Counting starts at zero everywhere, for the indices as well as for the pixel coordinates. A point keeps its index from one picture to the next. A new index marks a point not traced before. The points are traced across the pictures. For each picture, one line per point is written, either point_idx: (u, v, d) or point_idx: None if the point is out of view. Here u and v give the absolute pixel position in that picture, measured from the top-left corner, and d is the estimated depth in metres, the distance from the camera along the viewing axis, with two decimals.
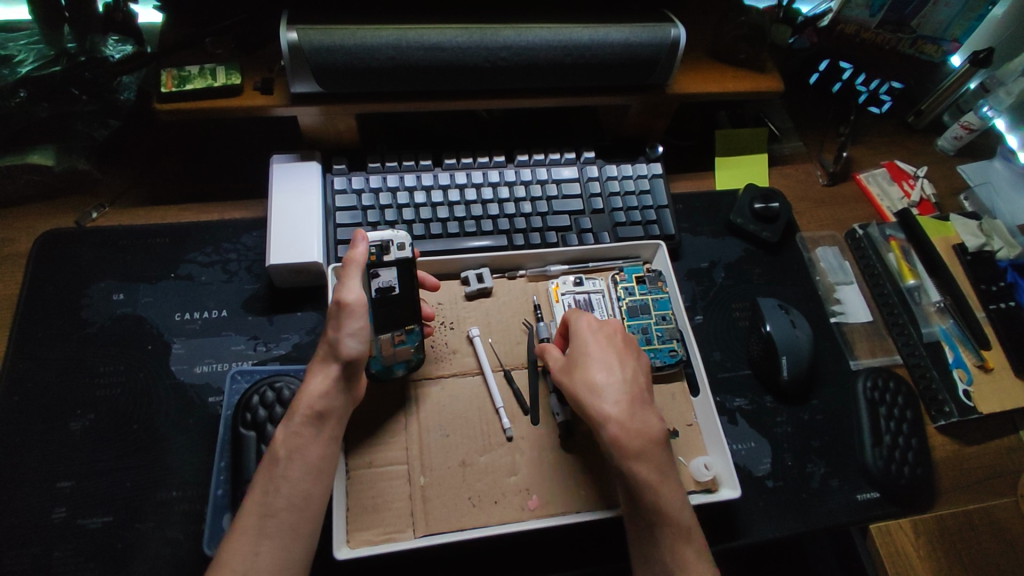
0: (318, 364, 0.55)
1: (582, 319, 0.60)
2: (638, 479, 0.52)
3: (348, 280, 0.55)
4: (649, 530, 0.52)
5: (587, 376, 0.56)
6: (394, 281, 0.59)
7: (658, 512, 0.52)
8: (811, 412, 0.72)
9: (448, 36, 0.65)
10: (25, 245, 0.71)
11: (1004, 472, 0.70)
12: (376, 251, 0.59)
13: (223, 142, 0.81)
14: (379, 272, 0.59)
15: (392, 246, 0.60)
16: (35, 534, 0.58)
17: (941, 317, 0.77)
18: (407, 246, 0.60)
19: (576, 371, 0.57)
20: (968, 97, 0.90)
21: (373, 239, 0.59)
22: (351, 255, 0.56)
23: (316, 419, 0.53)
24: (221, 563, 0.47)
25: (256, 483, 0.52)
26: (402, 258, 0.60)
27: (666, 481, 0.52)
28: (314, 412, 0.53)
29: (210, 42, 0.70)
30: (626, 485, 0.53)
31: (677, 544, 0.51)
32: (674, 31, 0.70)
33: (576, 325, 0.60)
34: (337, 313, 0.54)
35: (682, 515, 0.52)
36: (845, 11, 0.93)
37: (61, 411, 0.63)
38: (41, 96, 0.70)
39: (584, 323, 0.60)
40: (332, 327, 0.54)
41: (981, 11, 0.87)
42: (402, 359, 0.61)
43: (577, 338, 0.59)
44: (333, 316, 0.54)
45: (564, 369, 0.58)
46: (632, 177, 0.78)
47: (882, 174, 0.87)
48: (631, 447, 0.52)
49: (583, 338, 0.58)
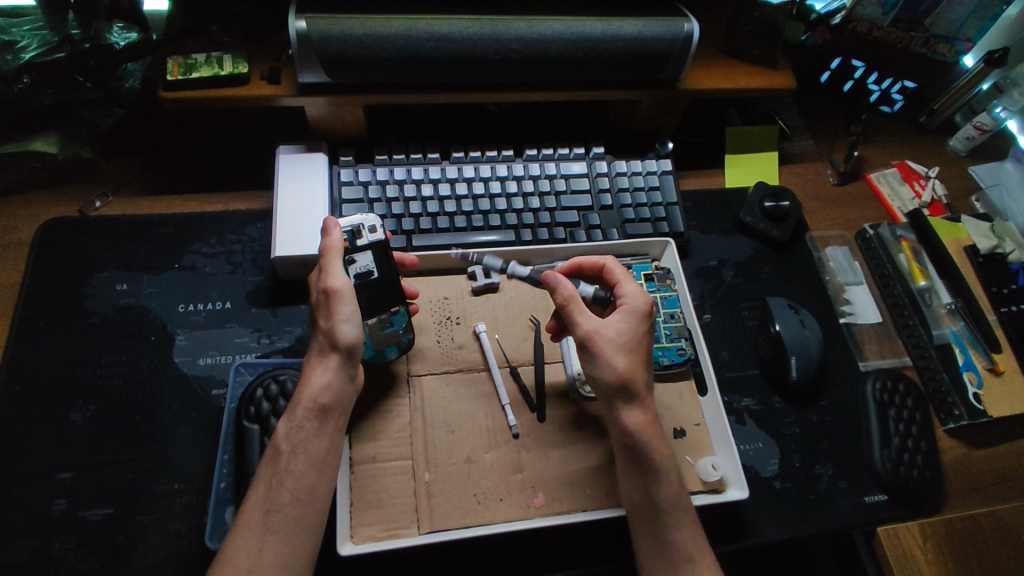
0: (316, 360, 0.55)
1: (641, 296, 0.59)
2: (653, 462, 0.53)
3: (330, 268, 0.55)
4: (671, 522, 0.52)
5: (637, 362, 0.55)
6: (372, 263, 0.58)
7: (674, 500, 0.53)
8: (819, 413, 0.71)
9: (458, 28, 0.64)
10: (27, 234, 0.70)
11: (1013, 476, 0.70)
12: (348, 236, 0.58)
13: (228, 132, 0.80)
14: (354, 258, 0.58)
15: (364, 229, 0.58)
16: (35, 525, 0.57)
17: (952, 319, 0.76)
18: (379, 228, 0.59)
19: (631, 351, 0.55)
20: (981, 98, 0.89)
21: (344, 225, 0.58)
22: (327, 244, 0.56)
23: (319, 413, 0.53)
24: (226, 559, 0.47)
25: (260, 479, 0.51)
26: (376, 241, 0.59)
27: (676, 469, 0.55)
28: (318, 405, 0.53)
29: (217, 30, 0.69)
30: (644, 475, 0.53)
31: (693, 532, 0.53)
32: (688, 26, 0.69)
33: (637, 301, 0.58)
34: (326, 301, 0.54)
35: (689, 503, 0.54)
36: (857, 9, 0.91)
37: (62, 402, 0.62)
38: (46, 83, 0.69)
39: (643, 301, 0.58)
40: (322, 317, 0.55)
41: (995, 11, 0.86)
42: (394, 343, 0.61)
43: (639, 315, 0.57)
44: (323, 305, 0.55)
45: (620, 344, 0.55)
46: (642, 173, 0.77)
47: (893, 174, 0.87)
48: (655, 437, 0.54)
49: (642, 324, 0.57)
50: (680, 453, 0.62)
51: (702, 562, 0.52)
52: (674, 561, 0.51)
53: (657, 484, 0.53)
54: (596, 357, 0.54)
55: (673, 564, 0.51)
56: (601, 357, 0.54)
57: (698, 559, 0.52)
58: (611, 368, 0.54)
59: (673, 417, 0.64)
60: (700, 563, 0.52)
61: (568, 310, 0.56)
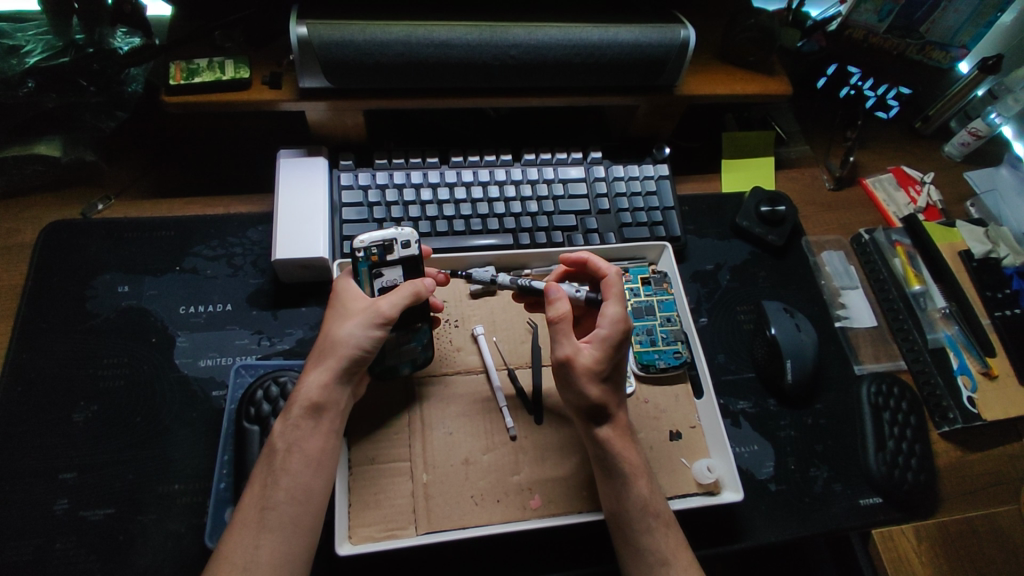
0: (320, 358, 0.55)
1: (623, 323, 0.56)
2: (621, 469, 0.55)
3: (397, 293, 0.57)
4: (642, 526, 0.53)
5: (609, 388, 0.56)
6: (400, 279, 0.60)
7: (644, 504, 0.54)
8: (815, 416, 0.71)
9: (457, 34, 0.65)
10: (30, 236, 0.71)
11: (1005, 480, 0.70)
12: (378, 251, 0.59)
13: (229, 135, 0.81)
14: (382, 272, 0.60)
15: (395, 245, 0.60)
16: (36, 525, 0.58)
17: (946, 323, 0.77)
18: (412, 244, 0.60)
19: (605, 379, 0.56)
20: (976, 105, 0.90)
21: (374, 240, 0.59)
22: (419, 289, 0.57)
23: (313, 412, 0.53)
24: (222, 558, 0.48)
25: (256, 477, 0.52)
26: (407, 257, 0.60)
27: (644, 473, 0.56)
28: (312, 404, 0.53)
29: (218, 35, 0.70)
30: (611, 482, 0.55)
31: (662, 533, 0.54)
32: (684, 33, 0.70)
33: (615, 330, 0.56)
34: (371, 315, 0.56)
35: (660, 504, 0.55)
36: (854, 15, 0.92)
37: (64, 402, 0.63)
38: (50, 88, 0.69)
39: (624, 329, 0.56)
40: (357, 323, 0.55)
41: (989, 19, 0.88)
42: (408, 357, 0.61)
43: (614, 345, 0.56)
44: (363, 314, 0.56)
45: (593, 373, 0.55)
46: (638, 178, 0.78)
47: (888, 180, 0.87)
48: (623, 448, 0.56)
49: (618, 354, 0.56)
50: (676, 455, 0.62)
51: (677, 564, 0.53)
52: (650, 564, 0.53)
53: (626, 489, 0.54)
54: (569, 381, 0.55)
55: (650, 567, 0.52)
56: (574, 383, 0.55)
57: (673, 560, 0.53)
58: (582, 396, 0.55)
59: (669, 419, 0.64)
60: (676, 564, 0.52)
61: (553, 328, 0.56)
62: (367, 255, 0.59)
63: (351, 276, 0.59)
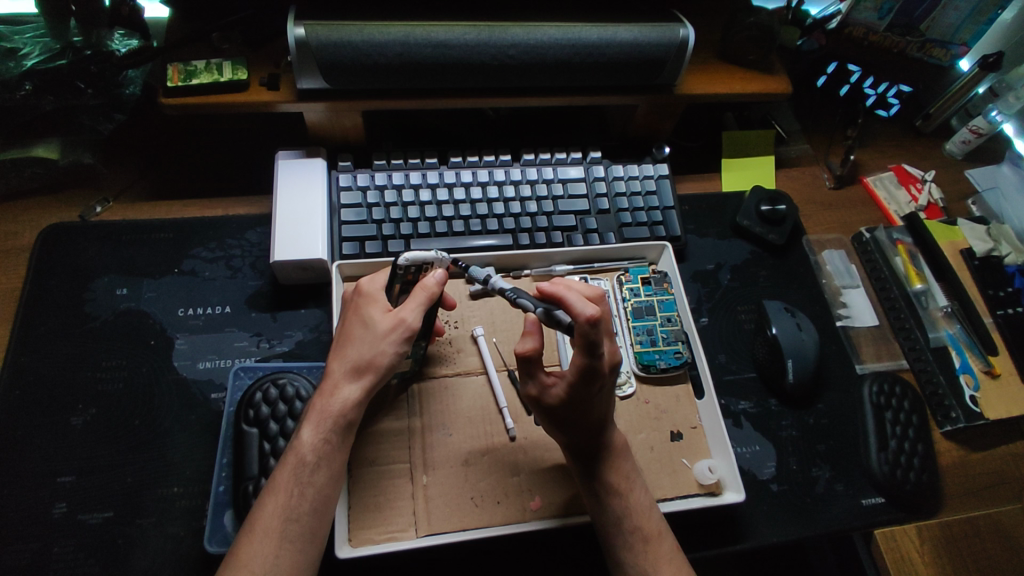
0: (349, 373, 0.54)
1: (585, 373, 0.50)
2: (612, 481, 0.55)
3: (413, 299, 0.54)
4: (622, 543, 0.53)
5: (583, 426, 0.54)
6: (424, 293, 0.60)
7: (636, 517, 0.54)
8: (816, 415, 0.71)
9: (456, 34, 0.65)
10: (28, 239, 0.71)
11: (1008, 479, 0.70)
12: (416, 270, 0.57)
13: (226, 135, 0.80)
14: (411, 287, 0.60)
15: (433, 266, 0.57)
16: (35, 529, 0.57)
17: (948, 322, 0.76)
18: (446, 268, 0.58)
19: (576, 418, 0.54)
20: (977, 101, 0.89)
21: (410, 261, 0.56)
22: (422, 282, 0.55)
23: (344, 428, 0.53)
24: (236, 563, 0.47)
25: (280, 483, 0.51)
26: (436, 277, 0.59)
27: (636, 487, 0.56)
28: (346, 420, 0.53)
29: (217, 37, 0.69)
30: (602, 500, 0.54)
31: (651, 547, 0.53)
32: (683, 31, 0.69)
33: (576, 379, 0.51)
34: (400, 330, 0.54)
35: (649, 519, 0.55)
36: (854, 14, 0.93)
37: (62, 405, 0.63)
38: (48, 89, 0.69)
39: (590, 377, 0.51)
40: (389, 342, 0.54)
41: (989, 15, 0.88)
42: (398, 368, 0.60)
43: (579, 392, 0.52)
44: (391, 330, 0.54)
45: (558, 413, 0.54)
46: (638, 177, 0.78)
47: (889, 178, 0.87)
48: (617, 462, 0.56)
49: (587, 399, 0.52)
50: (677, 456, 0.62)
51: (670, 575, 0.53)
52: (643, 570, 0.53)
53: (619, 502, 0.54)
54: (545, 413, 0.54)
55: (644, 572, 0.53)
56: (550, 415, 0.54)
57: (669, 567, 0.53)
58: (557, 425, 0.55)
59: (670, 421, 0.64)
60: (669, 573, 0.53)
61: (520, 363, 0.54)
62: (405, 274, 0.57)
63: (371, 280, 0.57)
